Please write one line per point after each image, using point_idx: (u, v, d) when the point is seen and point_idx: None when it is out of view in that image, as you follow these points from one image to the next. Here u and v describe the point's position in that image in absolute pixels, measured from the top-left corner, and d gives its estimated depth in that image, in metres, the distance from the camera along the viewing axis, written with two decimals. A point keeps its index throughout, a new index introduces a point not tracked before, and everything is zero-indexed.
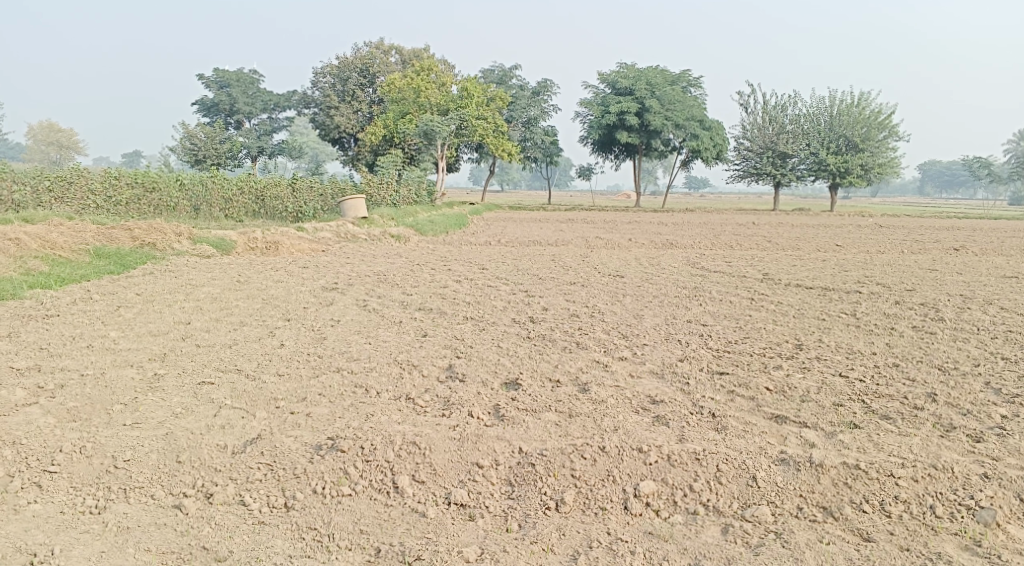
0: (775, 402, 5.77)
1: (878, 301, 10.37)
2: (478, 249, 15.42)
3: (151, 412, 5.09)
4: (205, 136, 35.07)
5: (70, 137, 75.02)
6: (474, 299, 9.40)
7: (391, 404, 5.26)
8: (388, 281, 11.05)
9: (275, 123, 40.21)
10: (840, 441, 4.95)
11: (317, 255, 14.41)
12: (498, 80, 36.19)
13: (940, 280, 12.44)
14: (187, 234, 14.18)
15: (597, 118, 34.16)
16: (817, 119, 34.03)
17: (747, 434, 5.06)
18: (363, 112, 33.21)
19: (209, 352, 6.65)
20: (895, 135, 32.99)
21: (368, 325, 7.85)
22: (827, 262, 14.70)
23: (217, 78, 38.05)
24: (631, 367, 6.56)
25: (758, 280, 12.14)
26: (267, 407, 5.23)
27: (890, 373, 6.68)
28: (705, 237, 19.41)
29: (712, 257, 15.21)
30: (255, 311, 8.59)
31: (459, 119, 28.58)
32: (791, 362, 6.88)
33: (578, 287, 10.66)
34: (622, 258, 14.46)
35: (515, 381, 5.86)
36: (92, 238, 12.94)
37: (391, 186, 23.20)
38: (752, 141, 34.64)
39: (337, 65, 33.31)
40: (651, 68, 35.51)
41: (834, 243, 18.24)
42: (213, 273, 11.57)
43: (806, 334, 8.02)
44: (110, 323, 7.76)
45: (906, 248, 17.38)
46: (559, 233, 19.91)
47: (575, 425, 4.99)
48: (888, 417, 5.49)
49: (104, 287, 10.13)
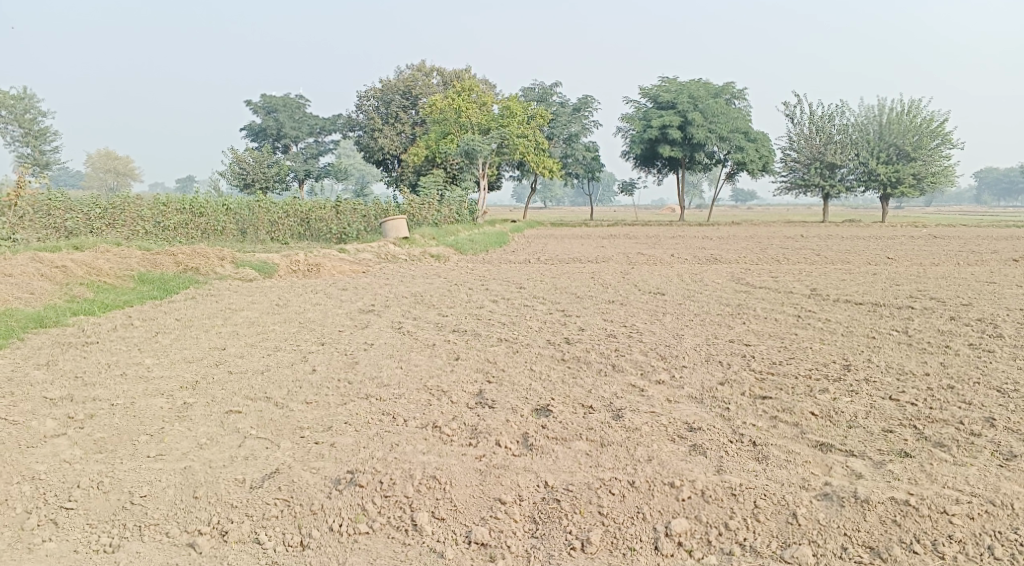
0: (820, 428, 5.49)
1: (932, 317, 9.95)
2: (518, 267, 15.29)
3: (175, 443, 5.04)
4: (253, 160, 35.67)
5: (128, 164, 77.43)
6: (510, 320, 9.25)
7: (417, 433, 5.13)
8: (425, 302, 10.98)
9: (321, 146, 40.79)
10: (890, 472, 4.67)
11: (357, 276, 14.43)
12: (540, 97, 36.19)
13: (998, 294, 11.92)
14: (229, 257, 14.32)
15: (639, 133, 33.93)
16: (866, 128, 33.26)
17: (789, 464, 4.81)
18: (406, 133, 33.42)
19: (240, 379, 6.60)
20: (948, 143, 32.08)
21: (401, 348, 7.75)
22: (878, 276, 14.23)
23: (265, 103, 38.79)
24: (669, 391, 6.34)
25: (804, 296, 11.78)
26: (291, 436, 5.14)
27: (944, 395, 6.33)
28: (750, 252, 19.02)
29: (757, 272, 14.84)
30: (291, 335, 8.56)
31: (500, 138, 28.63)
32: (838, 384, 6.57)
33: (616, 306, 10.45)
34: (664, 275, 14.21)
35: (547, 407, 5.70)
36: (137, 263, 13.14)
37: (433, 206, 23.26)
38: (799, 152, 33.97)
39: (380, 88, 33.74)
40: (693, 82, 35.16)
41: (885, 256, 17.68)
42: (253, 297, 11.63)
43: (854, 354, 7.68)
44: (146, 350, 7.79)
45: (962, 260, 16.78)
46: (601, 249, 19.69)
47: (606, 456, 4.81)
48: (942, 444, 5.18)
49: (146, 312, 10.25)
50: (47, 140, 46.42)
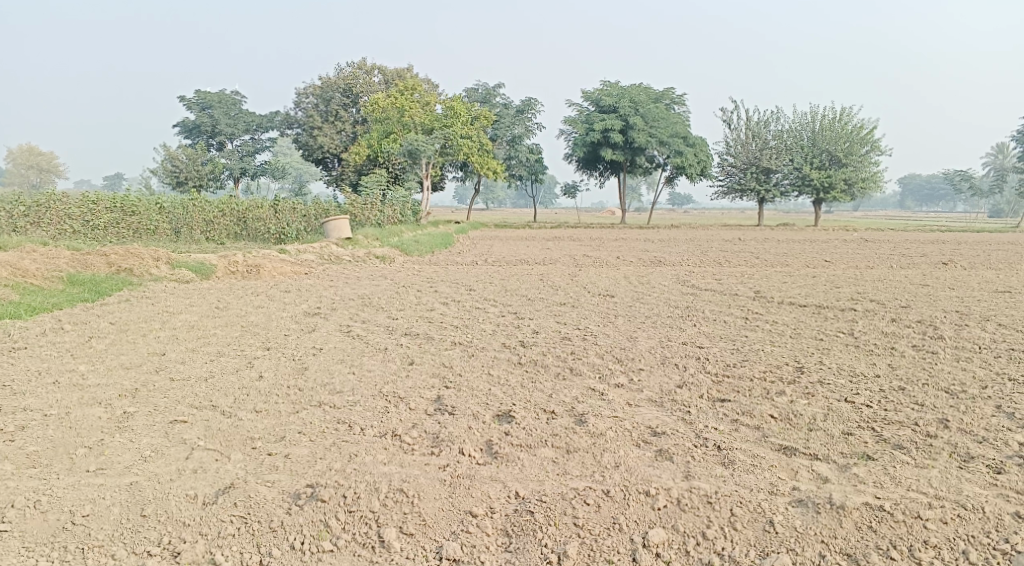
0: (782, 431, 5.47)
1: (875, 319, 10.13)
2: (465, 269, 15.12)
3: (117, 456, 4.74)
4: (186, 158, 34.64)
5: (52, 161, 74.73)
6: (462, 323, 9.07)
7: (376, 442, 4.93)
8: (373, 305, 10.72)
9: (258, 143, 39.85)
10: (855, 476, 4.68)
11: (299, 278, 14.05)
12: (482, 99, 36.05)
13: (933, 296, 12.23)
14: (165, 258, 13.79)
15: (581, 136, 34.08)
16: (799, 134, 34.03)
17: (756, 469, 4.77)
18: (346, 131, 32.90)
19: (184, 387, 6.28)
20: (877, 149, 33.02)
21: (351, 353, 7.50)
22: (818, 278, 14.51)
23: (199, 99, 37.71)
24: (628, 394, 6.26)
25: (750, 299, 11.89)
26: (242, 447, 4.89)
27: (897, 397, 6.40)
28: (693, 254, 19.23)
29: (702, 274, 14.97)
30: (234, 340, 8.22)
31: (443, 138, 28.37)
32: (794, 387, 6.59)
33: (568, 309, 10.38)
34: (611, 277, 14.22)
35: (508, 413, 5.55)
36: (66, 264, 12.53)
37: (375, 207, 22.89)
38: (735, 157, 34.60)
39: (319, 85, 33.15)
40: (634, 86, 35.48)
41: (823, 259, 18.07)
42: (191, 299, 11.20)
43: (806, 356, 7.73)
44: (80, 356, 7.38)
45: (896, 262, 17.25)
46: (546, 251, 19.66)
47: (573, 463, 4.70)
48: (902, 446, 5.21)
49: (78, 316, 9.76)
50: None
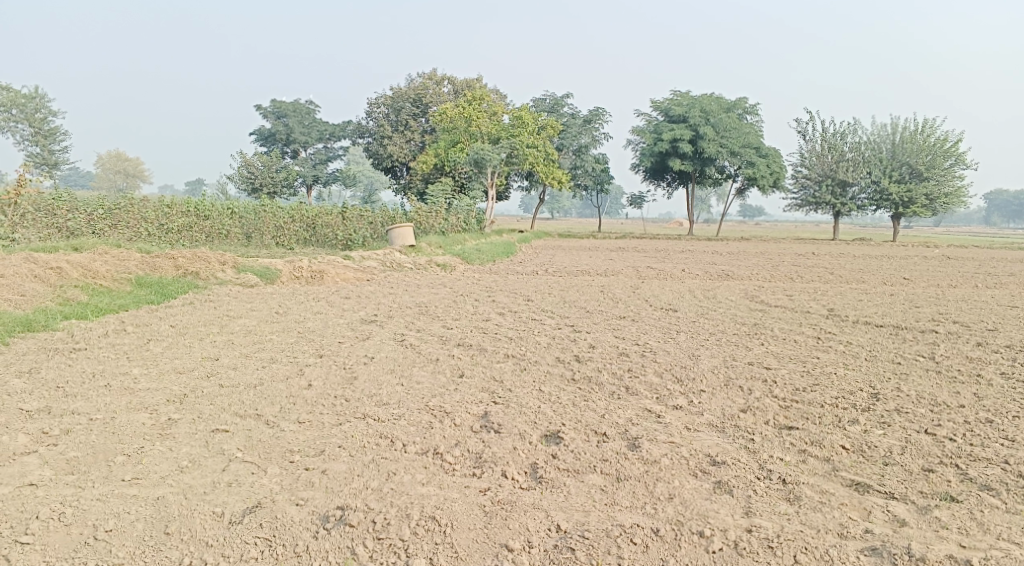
0: (855, 465, 5.05)
1: (957, 343, 9.47)
2: (526, 279, 14.88)
3: (153, 465, 4.65)
4: (261, 165, 35.35)
5: (138, 166, 77.96)
6: (517, 336, 8.79)
7: (416, 461, 4.72)
8: (429, 314, 10.55)
9: (331, 152, 40.43)
10: (937, 519, 4.29)
11: (361, 284, 14.04)
12: (550, 108, 35.83)
13: (1023, 320, 11.43)
14: (231, 262, 13.93)
15: (649, 146, 33.56)
16: (878, 146, 32.74)
17: (824, 507, 4.40)
18: (415, 140, 33.02)
19: (231, 394, 6.18)
20: (962, 163, 31.49)
21: (402, 363, 7.32)
22: (895, 297, 13.81)
23: (275, 108, 38.51)
24: (687, 418, 5.89)
25: (823, 317, 11.32)
26: (280, 461, 4.75)
27: (984, 431, 5.87)
28: (762, 268, 18.61)
29: (771, 290, 14.40)
30: (288, 346, 8.15)
31: (509, 147, 28.22)
32: (868, 416, 6.12)
33: (628, 322, 10.04)
34: (675, 290, 13.81)
35: (557, 433, 5.27)
36: (135, 266, 12.76)
37: (440, 214, 22.89)
38: (810, 169, 33.56)
39: (391, 95, 33.53)
40: (705, 94, 34.74)
41: (901, 276, 17.23)
42: (252, 304, 11.24)
43: (882, 381, 7.21)
44: (135, 359, 7.38)
45: (981, 282, 16.32)
46: (610, 262, 19.31)
47: (623, 492, 4.43)
48: (990, 487, 4.74)
49: (141, 318, 9.88)
50: (57, 140, 45.86)
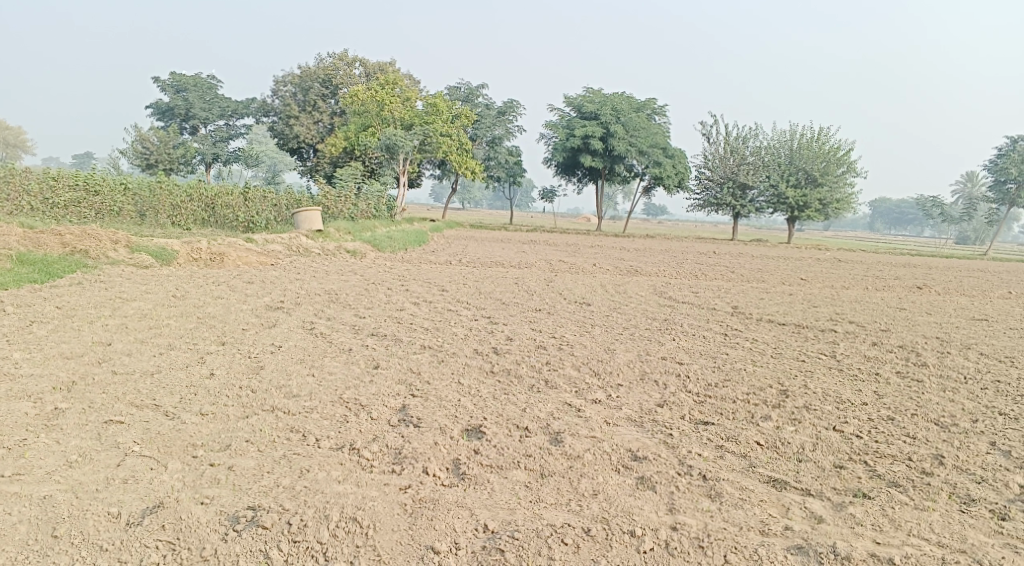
0: (771, 461, 5.09)
1: (855, 342, 9.83)
2: (438, 268, 14.64)
3: (38, 460, 4.25)
4: (158, 140, 33.70)
5: (20, 135, 73.11)
6: (432, 326, 8.59)
7: (331, 457, 4.49)
8: (340, 301, 10.21)
9: (233, 130, 38.84)
10: (852, 516, 4.42)
11: (264, 269, 13.49)
12: (463, 97, 35.55)
13: (913, 321, 11.99)
14: (124, 241, 13.15)
15: (560, 141, 33.70)
16: (777, 151, 33.94)
17: (746, 504, 4.44)
18: (323, 123, 32.18)
19: (126, 382, 5.76)
20: (853, 171, 32.99)
21: (312, 352, 7.01)
22: (795, 296, 14.27)
23: (173, 81, 36.74)
24: (606, 412, 5.84)
25: (729, 314, 11.57)
26: (182, 455, 4.43)
27: (887, 428, 6.05)
28: (668, 265, 18.94)
29: (678, 287, 14.63)
30: (188, 332, 7.69)
31: (422, 135, 27.76)
32: (780, 412, 6.21)
33: (542, 315, 9.97)
34: (587, 284, 13.86)
35: (478, 427, 5.12)
36: (16, 242, 11.85)
37: (349, 200, 22.31)
38: (713, 170, 34.51)
39: (299, 75, 32.48)
40: (617, 92, 35.15)
41: (799, 277, 17.84)
42: (148, 286, 10.61)
43: (789, 379, 7.36)
44: (16, 342, 6.81)
45: (872, 284, 17.07)
46: (521, 254, 19.27)
47: (548, 489, 4.36)
48: (898, 483, 4.87)
49: (24, 297, 9.18)
50: None
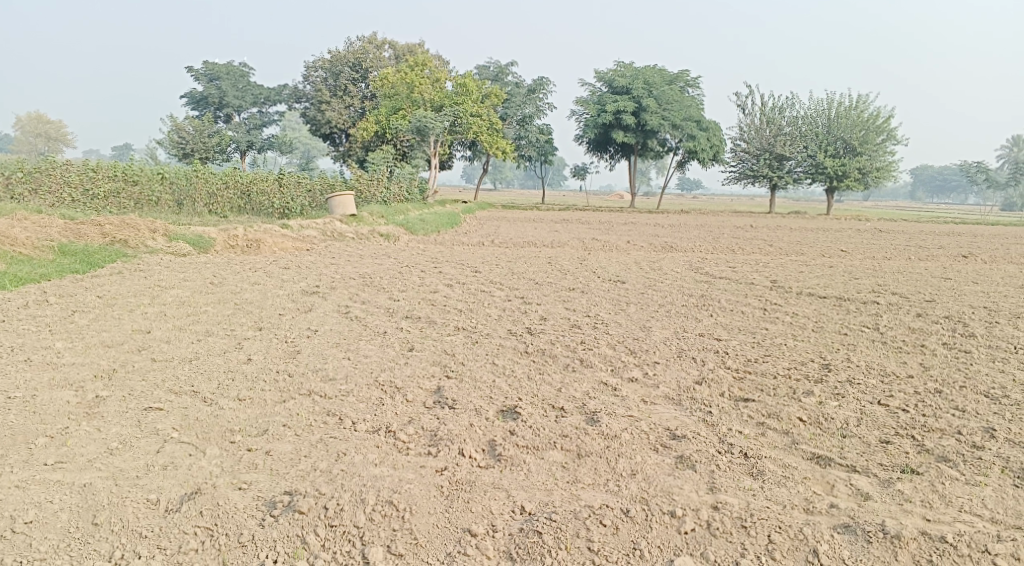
0: (814, 438, 4.97)
1: (899, 313, 9.58)
2: (472, 249, 14.61)
3: (80, 448, 4.30)
4: (193, 129, 34.07)
5: (60, 129, 74.58)
6: (466, 307, 8.56)
7: (367, 440, 4.48)
8: (374, 285, 10.24)
9: (266, 117, 39.14)
10: (900, 492, 4.31)
11: (300, 254, 13.57)
12: (493, 77, 35.36)
13: (958, 291, 11.67)
14: (162, 230, 13.30)
15: (592, 118, 33.39)
16: (814, 121, 33.20)
17: (789, 482, 4.34)
18: (354, 107, 32.24)
19: (165, 370, 5.81)
20: (894, 138, 32.19)
21: (347, 336, 7.03)
22: (835, 268, 14.00)
23: (206, 70, 37.07)
24: (643, 391, 5.76)
25: (768, 289, 11.36)
26: (220, 441, 4.45)
27: (935, 402, 5.88)
28: (704, 240, 18.71)
29: (715, 262, 14.43)
30: (225, 318, 7.75)
31: (452, 115, 27.66)
32: (822, 387, 6.07)
33: (577, 294, 9.89)
34: (621, 261, 13.73)
35: (513, 409, 5.08)
36: (58, 234, 12.05)
37: (381, 183, 22.34)
38: (749, 142, 33.93)
39: (329, 60, 32.54)
40: (648, 66, 34.68)
41: (839, 248, 17.50)
42: (186, 273, 10.73)
43: (831, 352, 7.20)
44: (59, 332, 6.91)
45: (915, 254, 16.67)
46: (555, 232, 19.16)
47: (586, 470, 4.31)
48: (947, 458, 4.73)
49: (66, 287, 9.33)
50: None
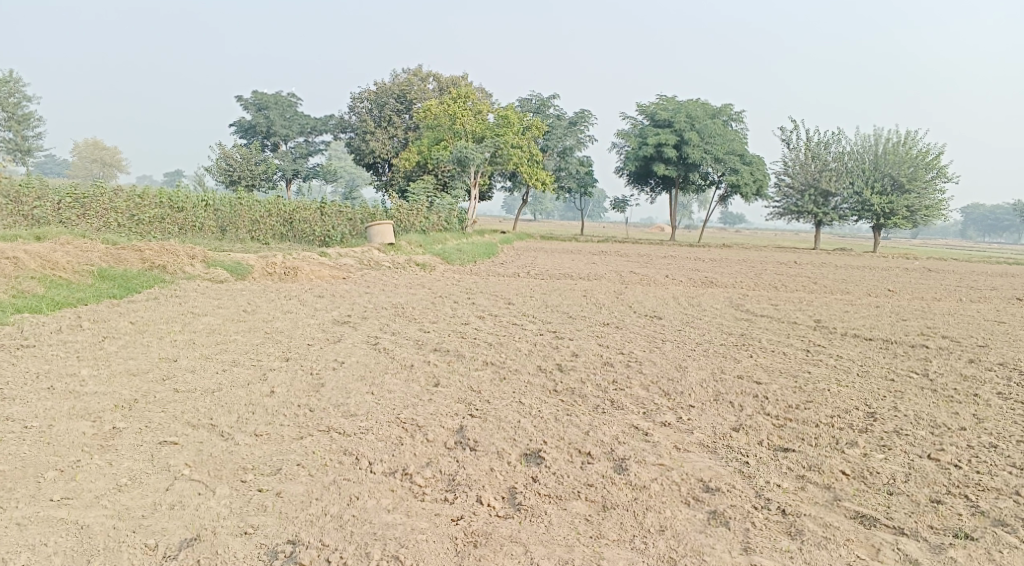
0: (858, 494, 4.66)
1: (950, 359, 9.16)
2: (507, 281, 14.44)
3: (88, 483, 4.19)
4: (240, 157, 34.68)
5: (114, 154, 76.58)
6: (497, 342, 8.37)
7: (382, 483, 4.31)
8: (406, 316, 10.11)
9: (311, 146, 39.69)
10: (952, 561, 4.01)
11: (336, 283, 13.54)
12: (536, 109, 35.44)
13: (1012, 336, 11.16)
14: (201, 256, 13.37)
15: (634, 151, 33.23)
16: (861, 157, 32.59)
17: (830, 544, 4.07)
18: (398, 137, 32.51)
19: (186, 401, 5.70)
20: (944, 176, 31.42)
21: (373, 369, 6.87)
22: (881, 308, 13.54)
23: (255, 100, 37.80)
24: (676, 436, 5.49)
25: (810, 329, 10.98)
26: (231, 479, 4.32)
27: (990, 457, 5.51)
28: (746, 276, 18.32)
29: (756, 299, 14.06)
30: (253, 347, 7.65)
31: (493, 146, 27.70)
32: (868, 437, 5.73)
33: (612, 330, 9.65)
34: (660, 297, 13.45)
35: (538, 452, 4.86)
36: (98, 258, 12.16)
37: (421, 213, 22.37)
38: (793, 177, 33.42)
39: (374, 91, 32.94)
40: (692, 100, 34.47)
41: (886, 287, 16.98)
42: (221, 301, 10.71)
43: (877, 400, 6.82)
44: (86, 358, 6.87)
45: (965, 296, 16.09)
46: (593, 266, 18.91)
47: (611, 524, 4.08)
48: (1004, 523, 4.39)
49: (101, 313, 9.35)
50: (31, 127, 44.55)
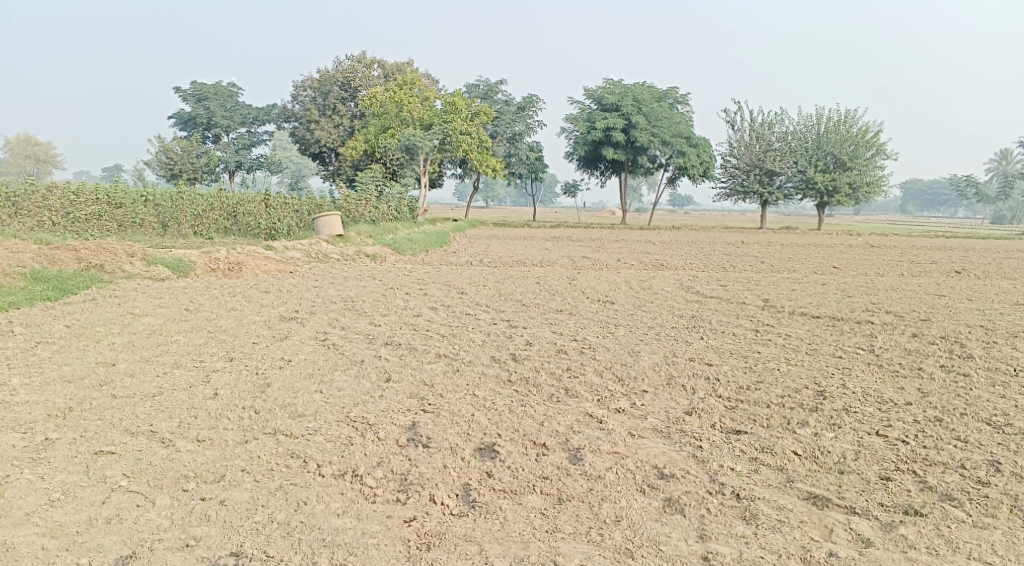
0: (810, 475, 4.68)
1: (894, 334, 9.32)
2: (458, 270, 14.30)
3: (18, 500, 4.00)
4: (181, 150, 33.79)
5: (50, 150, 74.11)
6: (449, 333, 8.26)
7: (331, 487, 4.20)
8: (356, 309, 9.93)
9: (255, 136, 38.84)
10: (903, 538, 4.06)
11: (283, 277, 13.27)
12: (483, 95, 35.23)
13: (953, 308, 11.43)
14: (141, 254, 12.95)
15: (582, 135, 33.25)
16: (804, 136, 33.14)
17: (784, 527, 4.08)
18: (344, 126, 32.03)
19: (124, 407, 5.48)
20: (883, 153, 32.11)
21: (322, 366, 6.71)
22: (827, 285, 13.75)
23: (195, 91, 36.82)
24: (630, 423, 5.46)
25: (759, 308, 11.10)
26: (171, 489, 4.16)
27: (935, 431, 5.59)
28: (695, 257, 18.49)
29: (706, 280, 14.18)
30: (196, 348, 7.41)
31: (441, 133, 27.43)
32: (818, 417, 5.77)
33: (564, 316, 9.61)
34: (611, 281, 13.47)
35: (491, 446, 4.77)
36: (31, 259, 11.68)
37: (370, 202, 22.07)
38: (739, 158, 33.80)
39: (318, 79, 32.33)
40: (638, 83, 34.60)
41: (831, 265, 17.27)
42: (162, 300, 10.38)
43: (825, 378, 6.90)
44: (17, 366, 6.57)
45: (907, 270, 16.46)
46: (545, 251, 18.85)
47: (566, 517, 4.03)
48: (952, 497, 4.45)
49: (35, 317, 8.99)
50: None
